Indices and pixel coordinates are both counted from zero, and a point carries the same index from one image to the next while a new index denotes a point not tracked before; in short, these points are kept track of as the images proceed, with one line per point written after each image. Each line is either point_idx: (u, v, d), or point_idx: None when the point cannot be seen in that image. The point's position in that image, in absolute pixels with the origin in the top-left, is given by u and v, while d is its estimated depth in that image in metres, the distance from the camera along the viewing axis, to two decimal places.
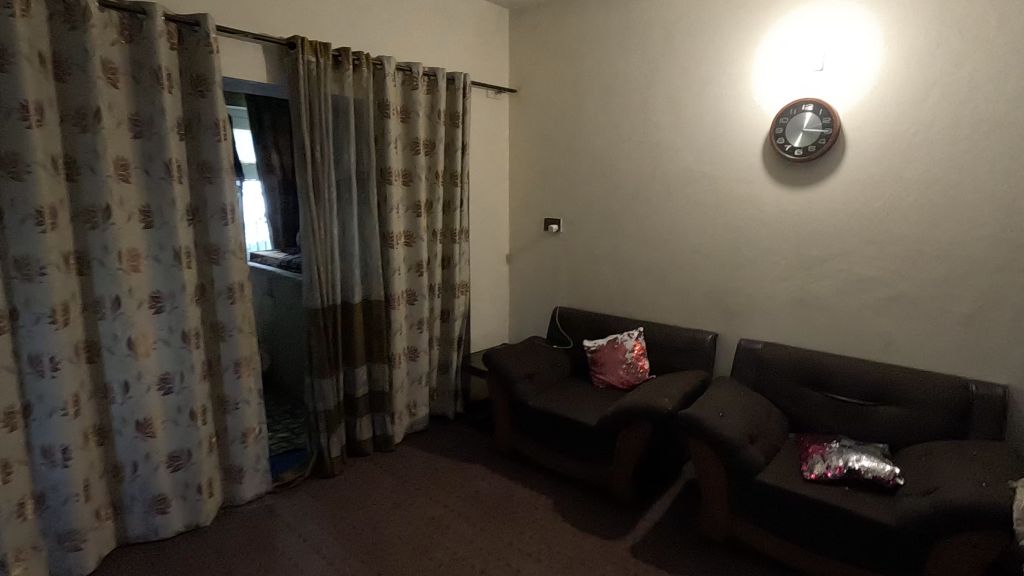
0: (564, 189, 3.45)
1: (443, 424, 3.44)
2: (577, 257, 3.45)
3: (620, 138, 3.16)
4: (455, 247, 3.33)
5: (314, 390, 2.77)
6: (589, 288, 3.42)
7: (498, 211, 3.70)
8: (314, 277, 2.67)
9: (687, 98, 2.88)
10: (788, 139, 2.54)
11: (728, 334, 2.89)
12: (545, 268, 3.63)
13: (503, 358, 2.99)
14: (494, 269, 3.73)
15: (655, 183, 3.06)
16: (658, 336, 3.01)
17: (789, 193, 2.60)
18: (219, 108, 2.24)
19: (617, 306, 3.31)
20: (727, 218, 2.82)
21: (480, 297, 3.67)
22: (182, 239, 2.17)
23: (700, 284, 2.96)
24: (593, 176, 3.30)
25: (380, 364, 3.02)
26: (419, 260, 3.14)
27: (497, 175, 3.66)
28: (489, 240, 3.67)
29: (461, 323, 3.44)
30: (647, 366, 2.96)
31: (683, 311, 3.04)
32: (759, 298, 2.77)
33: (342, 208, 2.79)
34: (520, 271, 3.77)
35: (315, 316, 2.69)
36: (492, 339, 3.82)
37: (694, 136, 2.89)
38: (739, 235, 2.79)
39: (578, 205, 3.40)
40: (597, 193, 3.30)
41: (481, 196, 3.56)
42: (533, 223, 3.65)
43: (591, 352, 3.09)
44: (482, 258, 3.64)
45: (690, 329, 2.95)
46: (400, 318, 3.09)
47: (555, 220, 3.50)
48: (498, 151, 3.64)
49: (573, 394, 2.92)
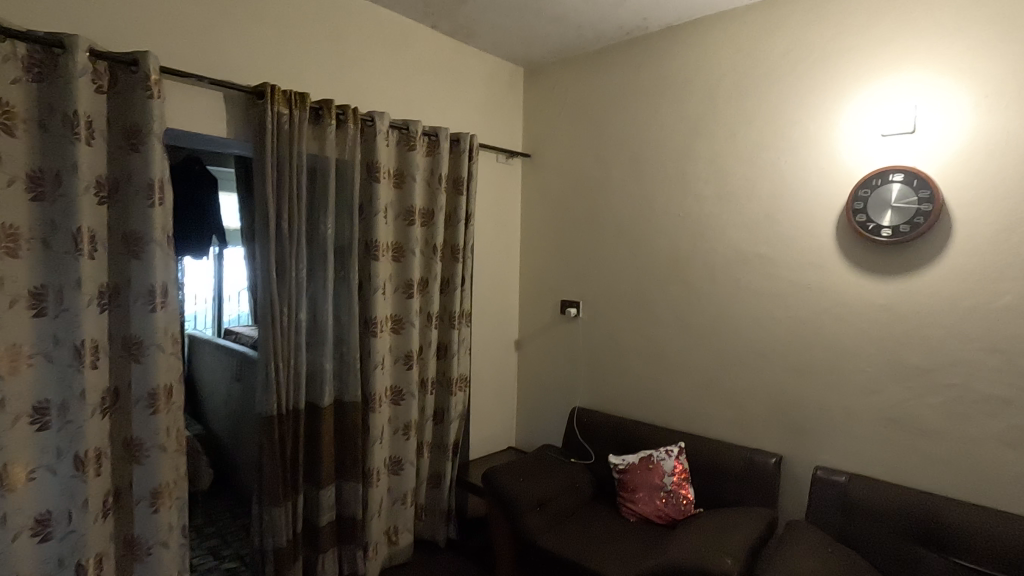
0: (585, 269, 2.93)
1: (431, 554, 2.76)
2: (600, 348, 2.88)
3: (651, 211, 2.68)
4: (453, 334, 2.78)
5: (263, 522, 2.14)
6: (614, 386, 2.82)
7: (507, 290, 3.18)
8: (271, 376, 2.11)
9: (734, 165, 2.42)
10: (872, 217, 2.02)
11: (796, 458, 2.26)
12: (560, 359, 3.05)
13: (505, 480, 2.37)
14: (499, 359, 3.16)
15: (696, 263, 2.53)
16: (703, 456, 2.38)
17: (875, 282, 2.06)
18: (156, 165, 1.77)
19: (648, 411, 2.70)
20: (789, 310, 2.27)
21: (482, 393, 3.08)
22: (85, 332, 1.64)
23: (757, 392, 2.36)
24: (619, 253, 2.79)
25: (353, 482, 2.40)
26: (408, 350, 2.59)
27: (507, 250, 3.17)
28: (495, 323, 3.13)
29: (458, 426, 2.84)
30: (691, 496, 2.32)
31: (734, 424, 2.42)
32: (838, 415, 2.16)
33: (315, 288, 2.29)
34: (531, 361, 3.19)
35: (271, 426, 2.11)
36: (495, 443, 3.19)
37: (744, 210, 2.39)
38: (807, 332, 2.23)
39: (600, 286, 2.87)
40: (624, 274, 2.78)
41: (487, 272, 3.05)
42: (546, 305, 3.11)
43: (619, 472, 2.48)
44: (486, 345, 3.08)
45: (745, 448, 2.33)
46: (382, 423, 2.50)
47: (574, 302, 2.97)
48: (508, 222, 3.17)
49: (596, 532, 2.25)
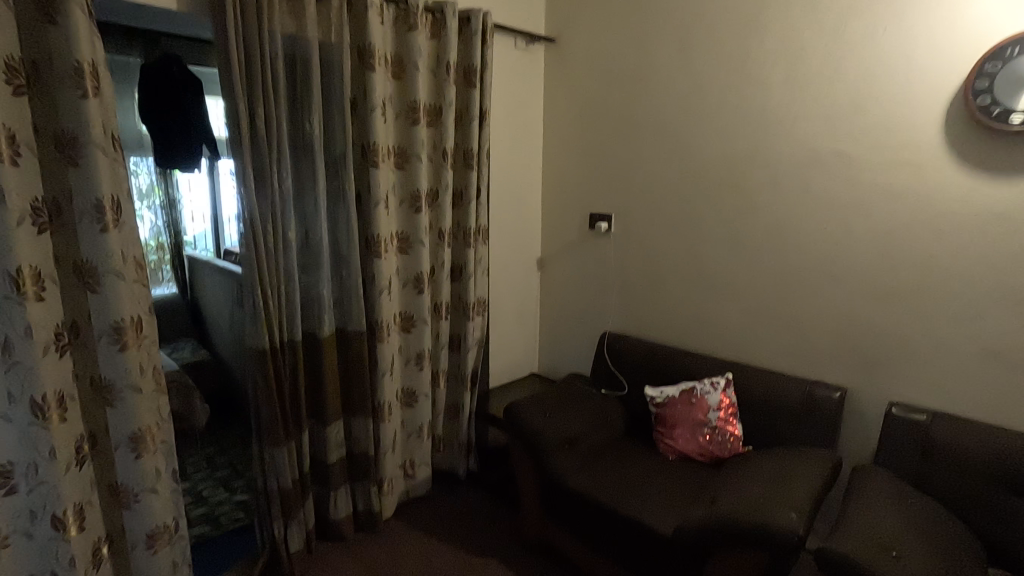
0: (619, 176, 2.52)
1: (451, 487, 2.62)
2: (635, 268, 2.53)
3: (701, 103, 2.22)
4: (469, 254, 2.45)
5: (264, 463, 1.95)
6: (650, 310, 2.51)
7: (528, 203, 2.80)
8: (258, 305, 1.82)
9: (813, 39, 1.93)
10: (1000, 99, 1.57)
11: (864, 393, 1.97)
12: (588, 280, 2.73)
13: (529, 416, 2.14)
14: (520, 280, 2.85)
15: (755, 167, 2.11)
16: (754, 390, 2.10)
17: (992, 184, 1.64)
18: (84, 43, 1.39)
19: (689, 338, 2.40)
20: (871, 221, 1.88)
21: (501, 317, 2.80)
22: (19, 257, 1.35)
23: (823, 318, 2.02)
24: (660, 156, 2.37)
25: (362, 418, 2.18)
26: (418, 273, 2.28)
27: (528, 155, 2.75)
28: (516, 241, 2.78)
29: (476, 354, 2.58)
30: (739, 432, 2.07)
31: (791, 353, 2.12)
32: (921, 345, 1.83)
33: (305, 202, 1.95)
34: (555, 282, 2.88)
35: (264, 360, 1.85)
36: (517, 370, 2.96)
37: (823, 97, 1.93)
38: (891, 249, 1.85)
39: (636, 197, 2.48)
40: (665, 181, 2.37)
41: (506, 182, 2.66)
42: (573, 220, 2.74)
43: (654, 406, 2.23)
44: (504, 265, 2.75)
45: (803, 381, 2.04)
46: (391, 354, 2.25)
47: (605, 215, 2.59)
48: (529, 123, 2.72)
49: (631, 473, 2.03)
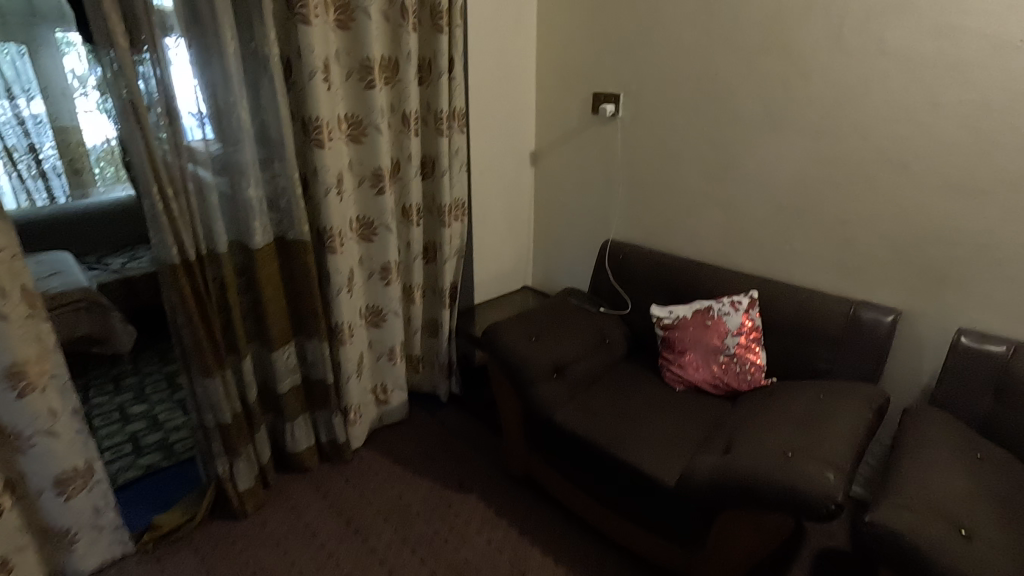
0: (631, 42, 1.98)
1: (432, 410, 2.36)
2: (646, 160, 2.07)
3: None
4: (442, 145, 1.99)
5: (197, 394, 1.67)
6: (663, 213, 2.08)
7: (519, 81, 2.28)
8: (158, 210, 1.43)
9: None
10: None
11: (922, 316, 1.59)
12: (590, 177, 2.28)
13: (512, 340, 1.80)
14: (508, 178, 2.40)
15: (812, 21, 1.58)
16: (784, 311, 1.72)
17: None
18: None
19: (708, 248, 1.99)
20: (967, 90, 1.38)
21: (486, 223, 2.39)
22: None
23: (881, 222, 1.59)
24: (685, 12, 1.82)
25: (316, 341, 1.86)
26: (377, 168, 1.84)
27: (517, 18, 2.18)
28: (503, 129, 2.30)
29: (455, 265, 2.21)
30: (762, 361, 1.73)
31: (834, 266, 1.71)
32: (1012, 258, 1.41)
33: (214, 73, 1.49)
34: (552, 180, 2.43)
35: (177, 277, 1.49)
36: (508, 282, 2.59)
37: None
38: (991, 128, 1.37)
39: (651, 69, 1.95)
40: (690, 45, 1.83)
41: (488, 52, 2.13)
42: (573, 102, 2.23)
43: (661, 329, 1.88)
44: (488, 159, 2.29)
45: (845, 300, 1.66)
46: (349, 267, 1.88)
47: (611, 95, 2.09)
48: None
49: (629, 407, 1.73)
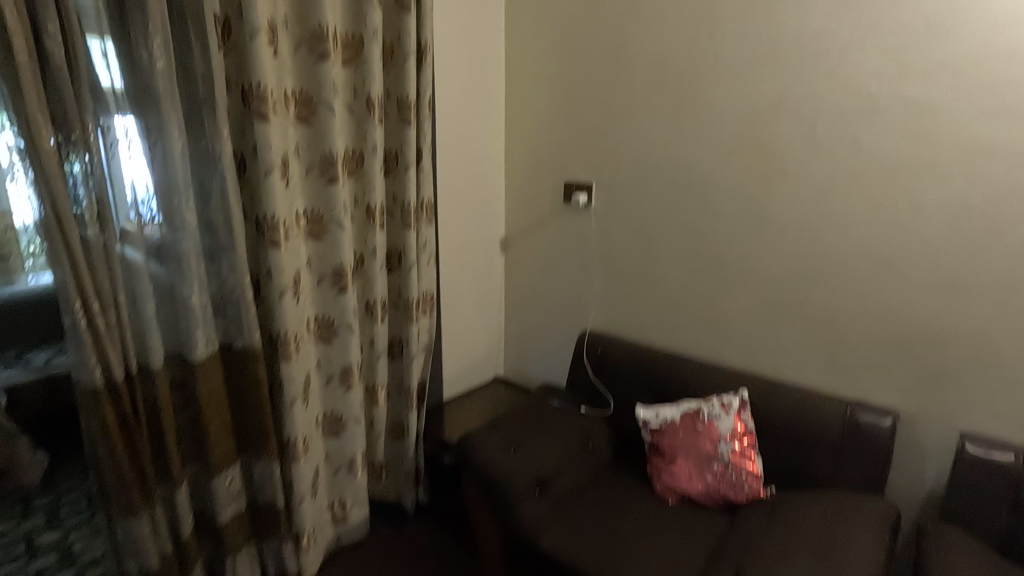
0: (604, 134, 1.96)
1: (397, 524, 2.11)
2: (623, 251, 2.00)
3: (712, 33, 1.66)
4: (409, 237, 1.87)
5: (116, 538, 1.41)
6: (642, 304, 2.00)
7: (488, 170, 2.22)
8: (79, 326, 1.24)
9: None
10: None
11: (921, 419, 1.51)
12: (564, 266, 2.19)
13: (488, 454, 1.63)
14: (478, 267, 2.29)
15: (785, 122, 1.58)
16: (778, 413, 1.62)
17: None
18: None
19: (691, 342, 1.90)
20: (947, 192, 1.37)
21: (456, 313, 2.25)
22: None
23: (871, 321, 1.54)
24: (657, 108, 1.81)
25: (264, 460, 1.64)
26: (338, 265, 1.69)
27: (485, 108, 2.15)
28: (473, 218, 2.21)
29: (422, 362, 2.04)
30: (759, 470, 1.60)
31: (824, 364, 1.64)
32: (1010, 360, 1.37)
33: (157, 170, 1.36)
34: (524, 267, 2.33)
35: (99, 403, 1.28)
36: (479, 374, 2.43)
37: (887, 19, 1.39)
38: (975, 230, 1.36)
39: (624, 161, 1.92)
40: (664, 140, 1.82)
41: (458, 142, 2.07)
42: (545, 192, 2.18)
43: (648, 433, 1.75)
44: (457, 248, 2.18)
45: (841, 401, 1.57)
46: (305, 374, 1.69)
47: (584, 186, 2.04)
48: (488, 65, 2.11)
49: (620, 526, 1.55)
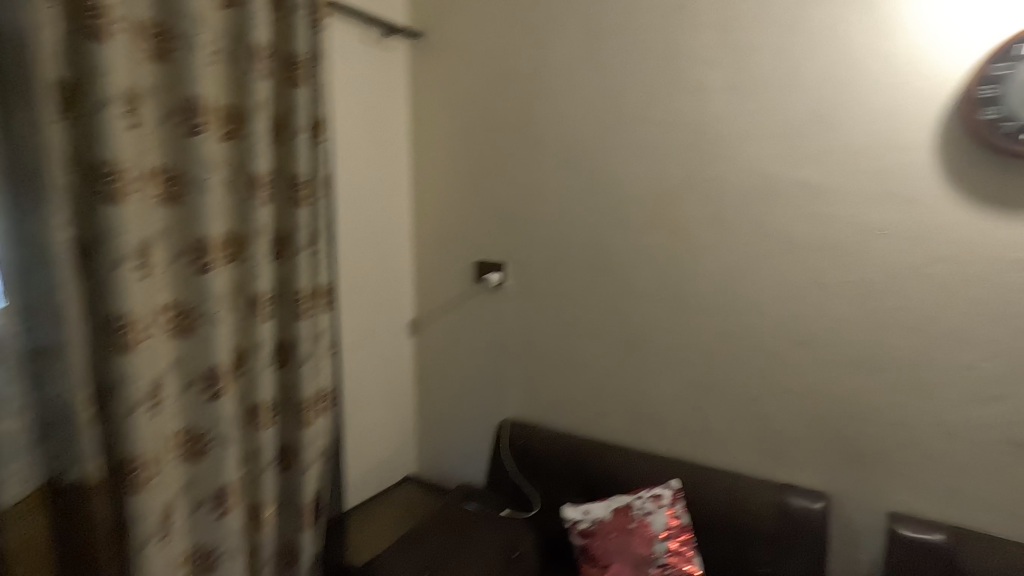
0: (516, 213, 1.89)
1: None
2: (541, 333, 1.89)
3: (617, 116, 1.67)
4: (302, 328, 1.65)
5: None
6: (564, 389, 1.88)
7: (394, 250, 2.07)
8: None
9: (761, 30, 1.45)
10: (1014, 113, 1.21)
11: (852, 500, 1.47)
12: (480, 350, 2.04)
13: None
14: (386, 354, 2.08)
15: (693, 203, 1.58)
16: (712, 503, 1.53)
17: (1014, 222, 1.25)
18: None
19: (617, 428, 1.79)
20: (850, 271, 1.41)
21: (360, 407, 2.00)
22: None
23: (794, 400, 1.51)
24: (568, 187, 1.77)
25: None
26: (211, 367, 1.43)
27: (390, 186, 2.02)
28: (379, 301, 2.02)
29: (320, 471, 1.76)
30: (698, 570, 1.47)
31: (753, 447, 1.58)
32: (925, 434, 1.38)
33: None
34: (436, 352, 2.15)
35: None
36: (388, 474, 2.16)
37: (778, 108, 1.45)
38: (880, 308, 1.39)
39: (538, 241, 1.85)
40: (577, 219, 1.77)
41: (360, 222, 1.91)
42: (457, 272, 2.05)
43: (579, 536, 1.56)
44: (361, 335, 1.96)
45: (772, 484, 1.51)
46: (166, 504, 1.37)
47: (497, 265, 1.94)
48: (392, 142, 2.01)
49: None
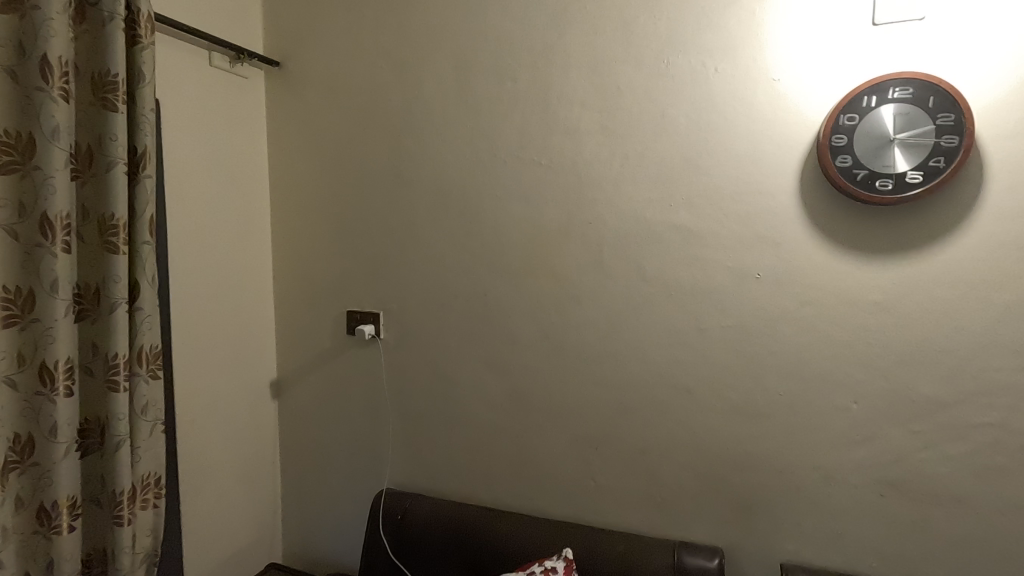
0: (389, 258, 1.71)
1: None
2: (419, 389, 1.71)
3: (493, 157, 1.58)
4: (118, 404, 1.33)
5: None
6: (446, 451, 1.70)
7: (251, 302, 1.81)
8: None
9: (631, 74, 1.43)
10: (864, 161, 1.23)
11: (744, 553, 1.42)
12: (352, 412, 1.81)
13: None
14: (240, 422, 1.78)
15: (573, 248, 1.51)
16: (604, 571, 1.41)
17: (869, 266, 1.28)
18: None
19: (505, 491, 1.63)
20: (726, 316, 1.39)
21: (205, 490, 1.67)
22: None
23: (682, 451, 1.45)
24: (444, 231, 1.64)
25: None
26: None
27: (244, 228, 1.77)
28: (230, 362, 1.74)
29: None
30: None
31: (644, 504, 1.49)
32: (806, 479, 1.36)
33: None
34: (302, 416, 1.88)
35: None
36: (245, 565, 1.82)
37: (650, 152, 1.43)
38: (756, 353, 1.37)
39: (413, 289, 1.69)
40: (455, 264, 1.63)
41: (203, 270, 1.64)
42: (325, 324, 1.82)
43: None
44: (205, 402, 1.66)
45: (666, 543, 1.42)
46: None
47: (369, 316, 1.75)
48: (246, 180, 1.77)
49: None
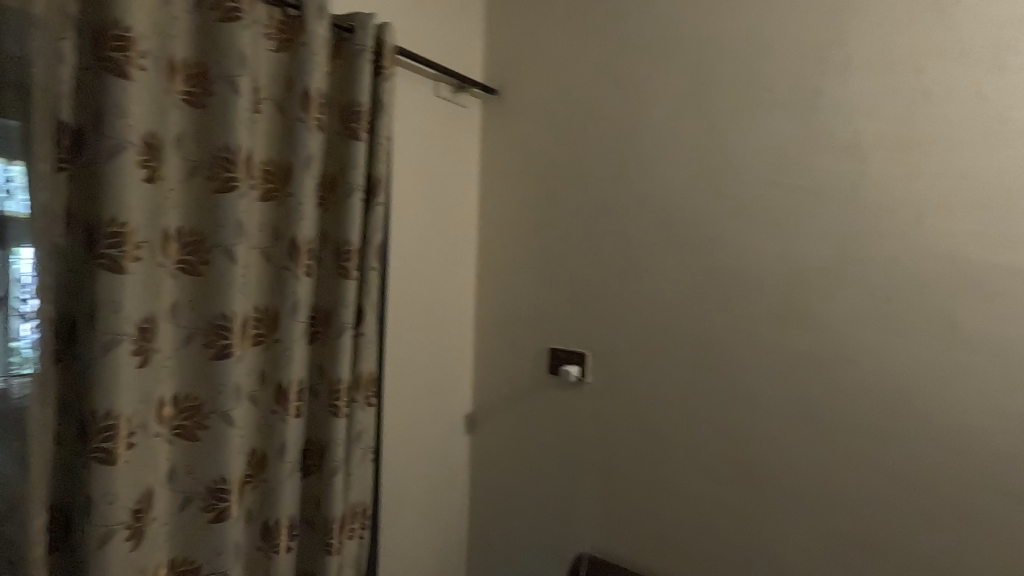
0: (603, 294, 1.54)
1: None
2: (632, 444, 1.49)
3: (739, 182, 1.34)
4: (337, 428, 1.32)
5: None
6: (661, 521, 1.44)
7: (454, 332, 1.76)
8: None
9: (947, 76, 1.12)
10: None
11: None
12: (550, 458, 1.65)
13: None
14: (437, 456, 1.71)
15: (847, 292, 1.21)
16: None
17: None
18: None
19: None
20: None
21: (401, 523, 1.61)
22: None
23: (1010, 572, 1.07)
24: (668, 265, 1.43)
25: None
26: (219, 478, 1.12)
27: (453, 257, 1.74)
28: (432, 392, 1.69)
29: None
30: None
31: None
32: None
33: None
34: (495, 457, 1.77)
35: None
36: None
37: (974, 172, 1.10)
38: None
39: (630, 329, 1.50)
40: (685, 304, 1.41)
41: (416, 298, 1.62)
42: (526, 361, 1.70)
43: None
44: (406, 432, 1.62)
45: None
46: None
47: (576, 356, 1.59)
48: (458, 208, 1.74)
49: None
